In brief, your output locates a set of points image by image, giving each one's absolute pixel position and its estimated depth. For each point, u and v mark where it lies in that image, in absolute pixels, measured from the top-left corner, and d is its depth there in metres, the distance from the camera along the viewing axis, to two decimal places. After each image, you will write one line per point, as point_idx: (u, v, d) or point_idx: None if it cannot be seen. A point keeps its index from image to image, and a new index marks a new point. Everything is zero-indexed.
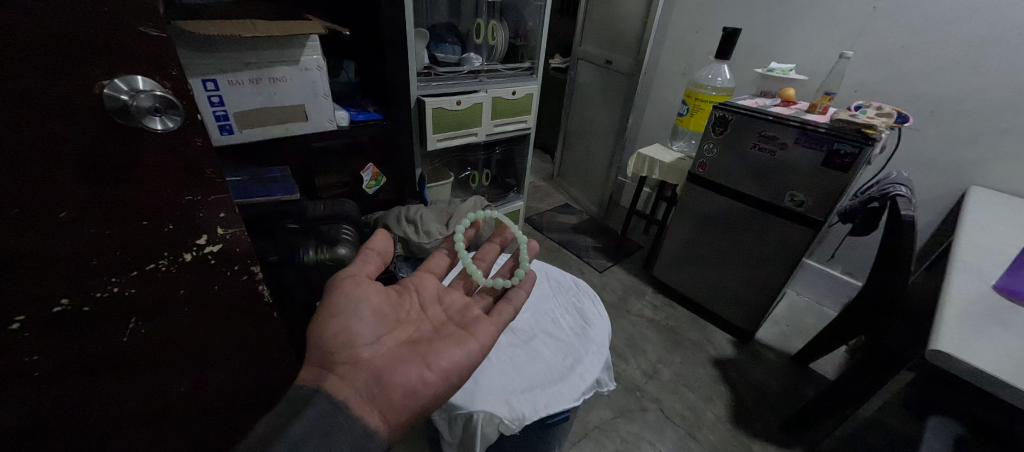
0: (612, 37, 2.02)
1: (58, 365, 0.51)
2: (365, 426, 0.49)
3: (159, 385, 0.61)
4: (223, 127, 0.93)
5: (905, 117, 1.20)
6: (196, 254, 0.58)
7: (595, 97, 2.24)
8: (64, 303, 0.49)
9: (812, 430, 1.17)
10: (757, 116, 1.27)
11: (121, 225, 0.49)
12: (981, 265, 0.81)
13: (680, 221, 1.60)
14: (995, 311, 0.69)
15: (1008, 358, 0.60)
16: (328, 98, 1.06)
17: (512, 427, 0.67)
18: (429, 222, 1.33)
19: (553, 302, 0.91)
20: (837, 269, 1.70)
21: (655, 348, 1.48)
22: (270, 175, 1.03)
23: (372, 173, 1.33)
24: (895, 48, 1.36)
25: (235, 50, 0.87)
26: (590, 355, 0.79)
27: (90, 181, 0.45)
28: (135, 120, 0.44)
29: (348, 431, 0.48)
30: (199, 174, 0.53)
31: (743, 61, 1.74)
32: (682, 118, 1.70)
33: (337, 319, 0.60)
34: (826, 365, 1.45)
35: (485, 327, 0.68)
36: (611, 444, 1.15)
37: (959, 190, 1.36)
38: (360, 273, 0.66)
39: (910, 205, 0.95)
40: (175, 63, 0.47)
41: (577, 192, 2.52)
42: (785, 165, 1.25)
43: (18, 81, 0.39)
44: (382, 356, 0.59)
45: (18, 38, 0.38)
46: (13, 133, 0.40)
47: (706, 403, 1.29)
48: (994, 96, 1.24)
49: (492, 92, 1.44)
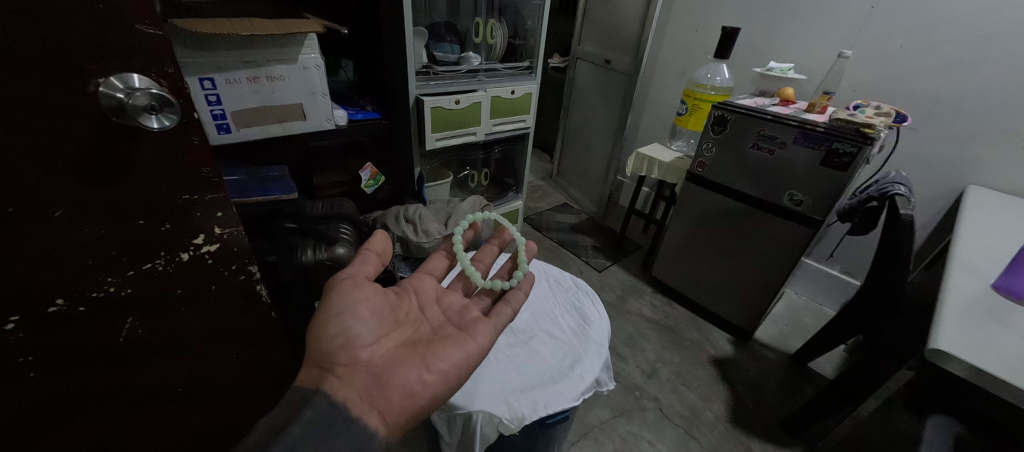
0: (611, 36, 2.02)
1: (53, 366, 0.50)
2: (363, 428, 0.49)
3: (156, 386, 0.61)
4: (220, 126, 0.93)
5: (904, 117, 1.20)
6: (193, 253, 0.57)
7: (593, 97, 2.24)
8: (60, 303, 0.48)
9: (811, 429, 1.17)
10: (756, 116, 1.27)
11: (116, 225, 0.49)
12: (979, 264, 0.82)
13: (679, 220, 1.60)
14: (993, 309, 0.69)
15: (1006, 356, 0.60)
16: (327, 97, 1.05)
17: (511, 427, 0.66)
18: (427, 221, 1.33)
19: (552, 301, 0.91)
20: (835, 268, 1.70)
21: (654, 347, 1.48)
22: (268, 174, 1.02)
23: (370, 172, 1.32)
24: (893, 48, 1.37)
25: (232, 48, 0.87)
26: (589, 355, 0.79)
27: (86, 181, 0.45)
28: (132, 118, 0.44)
29: (347, 432, 0.48)
30: (195, 173, 0.53)
31: (742, 60, 1.74)
32: (681, 117, 1.70)
33: (336, 319, 0.59)
34: (824, 364, 1.46)
35: (483, 329, 0.67)
36: (610, 444, 1.15)
37: (957, 190, 1.36)
38: (358, 273, 0.66)
39: (909, 204, 0.95)
40: (171, 60, 0.47)
41: (576, 191, 2.52)
42: (783, 164, 1.25)
43: (13, 79, 0.38)
44: (382, 357, 0.59)
45: (11, 35, 0.37)
46: (6, 132, 0.39)
47: (705, 402, 1.29)
48: (991, 95, 1.24)
49: (491, 91, 1.44)
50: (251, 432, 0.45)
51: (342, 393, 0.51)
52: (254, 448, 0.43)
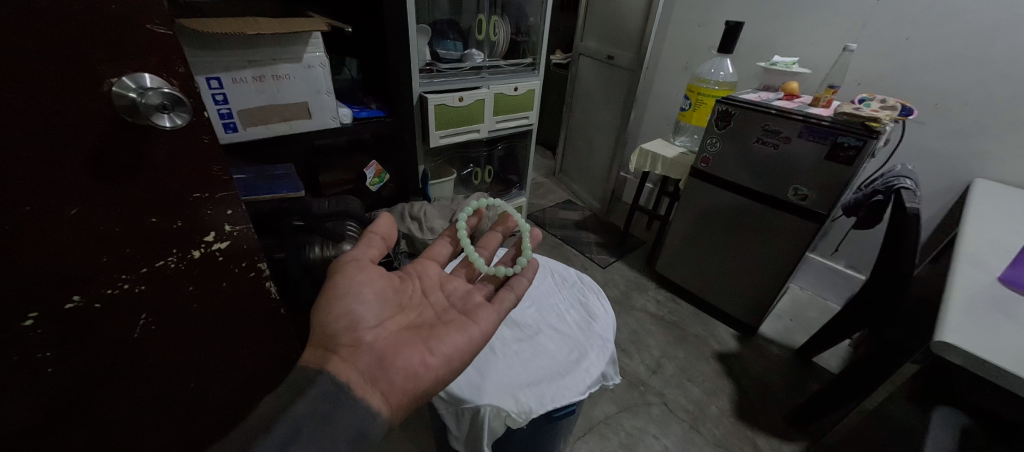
0: (613, 32, 2.02)
1: (69, 362, 0.51)
2: (366, 408, 0.50)
3: (169, 382, 0.62)
4: (227, 125, 0.93)
5: (910, 110, 1.19)
6: (204, 250, 0.58)
7: (596, 93, 2.24)
8: (76, 299, 0.49)
9: (816, 423, 1.17)
10: (760, 109, 1.27)
11: (130, 223, 0.50)
12: (986, 257, 0.81)
13: (683, 216, 1.60)
14: (998, 302, 0.69)
15: (1010, 348, 0.60)
16: (332, 95, 1.05)
17: (518, 421, 0.67)
18: (432, 218, 1.33)
19: (557, 297, 0.92)
20: (840, 263, 1.70)
21: (658, 343, 1.48)
22: (274, 172, 1.03)
23: (375, 170, 1.33)
24: (899, 41, 1.35)
25: (238, 47, 0.87)
26: (595, 349, 0.80)
27: (99, 179, 0.46)
28: (143, 118, 0.44)
29: (349, 413, 0.48)
30: (206, 171, 0.54)
31: (745, 55, 1.73)
32: (684, 113, 1.69)
33: (341, 301, 0.60)
34: (830, 359, 1.45)
35: (487, 314, 0.68)
36: (616, 438, 1.16)
37: (964, 183, 1.36)
38: (364, 256, 0.67)
39: (915, 198, 0.95)
40: (181, 59, 0.47)
41: (579, 188, 2.52)
42: (787, 158, 1.24)
43: (31, 80, 0.39)
44: (384, 339, 0.59)
45: (27, 37, 0.38)
46: (25, 133, 0.40)
47: (710, 397, 1.29)
48: (998, 88, 1.23)
49: (494, 88, 1.44)
50: (255, 412, 0.45)
51: (345, 372, 0.52)
52: (258, 429, 0.43)
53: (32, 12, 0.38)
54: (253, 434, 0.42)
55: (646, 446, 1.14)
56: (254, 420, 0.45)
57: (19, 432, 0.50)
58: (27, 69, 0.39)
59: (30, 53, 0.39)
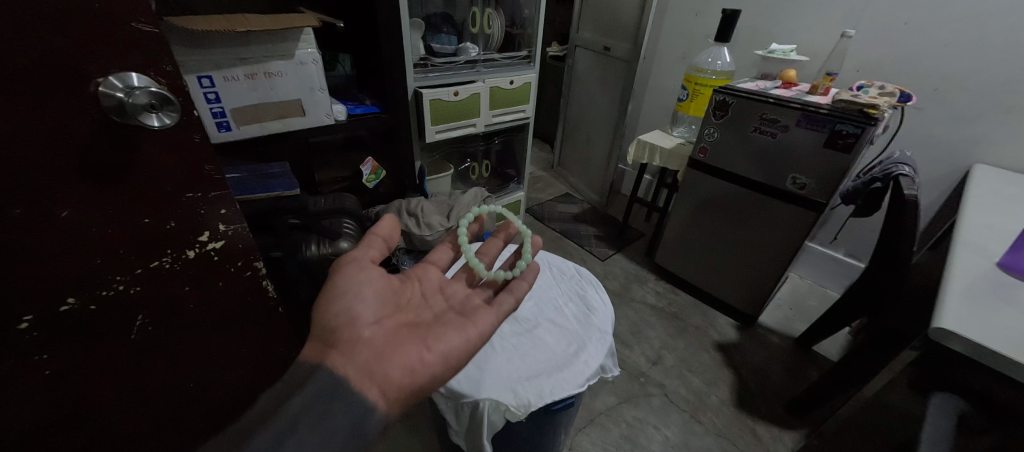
0: (609, 22, 2.00)
1: (67, 363, 0.51)
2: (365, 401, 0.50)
3: (169, 381, 0.62)
4: (221, 124, 0.93)
5: (908, 96, 1.18)
6: (199, 251, 0.58)
7: (593, 84, 2.22)
8: (71, 301, 0.49)
9: (815, 411, 1.18)
10: (758, 99, 1.25)
11: (122, 224, 0.49)
12: (984, 242, 0.81)
13: (681, 207, 1.59)
14: (996, 287, 0.69)
15: (1009, 335, 0.60)
16: (325, 92, 1.05)
17: (518, 414, 0.67)
18: (430, 214, 1.31)
19: (555, 290, 0.92)
20: (839, 251, 1.70)
21: (658, 334, 1.49)
22: (270, 170, 1.02)
23: (371, 166, 1.32)
24: (897, 26, 1.34)
25: (228, 44, 0.86)
26: (594, 342, 0.80)
27: (90, 181, 0.45)
28: (132, 118, 0.44)
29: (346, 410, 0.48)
30: (198, 170, 0.53)
31: (742, 43, 1.72)
32: (682, 104, 1.68)
33: (339, 300, 0.60)
34: (830, 347, 1.46)
35: (486, 316, 0.68)
36: (617, 430, 1.16)
37: (962, 169, 1.35)
38: (364, 257, 0.66)
39: (914, 185, 0.95)
40: (169, 58, 0.47)
41: (577, 181, 2.51)
42: (787, 148, 1.24)
43: (16, 82, 0.38)
44: (384, 335, 0.59)
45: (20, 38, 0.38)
46: (20, 133, 0.40)
47: (710, 387, 1.30)
48: (997, 72, 1.22)
49: (490, 82, 1.44)
50: (251, 411, 0.46)
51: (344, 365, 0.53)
52: (253, 428, 0.43)
53: (19, 14, 0.37)
54: (249, 432, 0.43)
55: (647, 436, 1.15)
56: (250, 418, 0.45)
57: (22, 433, 0.51)
58: (15, 71, 0.38)
59: (20, 55, 0.38)
